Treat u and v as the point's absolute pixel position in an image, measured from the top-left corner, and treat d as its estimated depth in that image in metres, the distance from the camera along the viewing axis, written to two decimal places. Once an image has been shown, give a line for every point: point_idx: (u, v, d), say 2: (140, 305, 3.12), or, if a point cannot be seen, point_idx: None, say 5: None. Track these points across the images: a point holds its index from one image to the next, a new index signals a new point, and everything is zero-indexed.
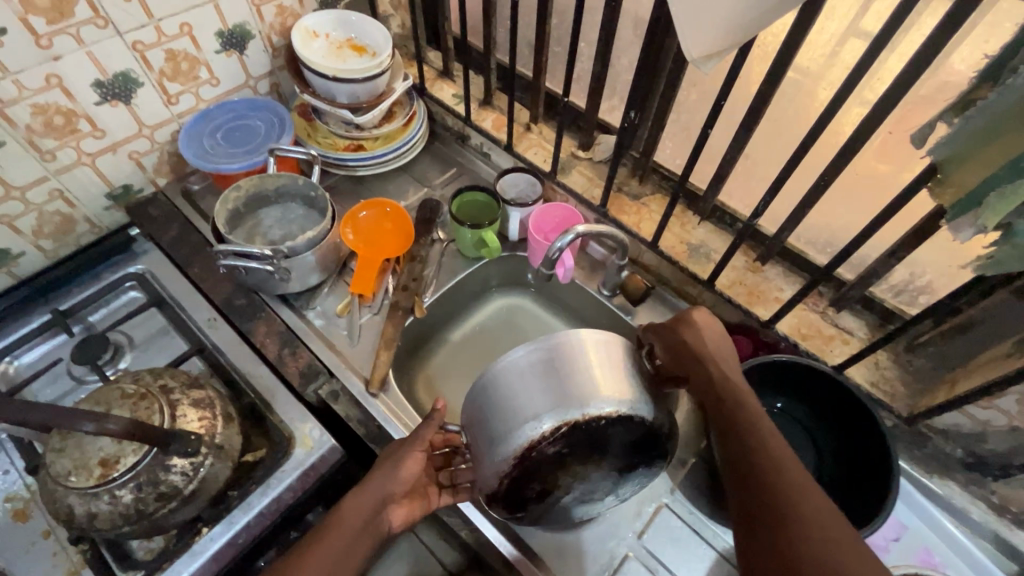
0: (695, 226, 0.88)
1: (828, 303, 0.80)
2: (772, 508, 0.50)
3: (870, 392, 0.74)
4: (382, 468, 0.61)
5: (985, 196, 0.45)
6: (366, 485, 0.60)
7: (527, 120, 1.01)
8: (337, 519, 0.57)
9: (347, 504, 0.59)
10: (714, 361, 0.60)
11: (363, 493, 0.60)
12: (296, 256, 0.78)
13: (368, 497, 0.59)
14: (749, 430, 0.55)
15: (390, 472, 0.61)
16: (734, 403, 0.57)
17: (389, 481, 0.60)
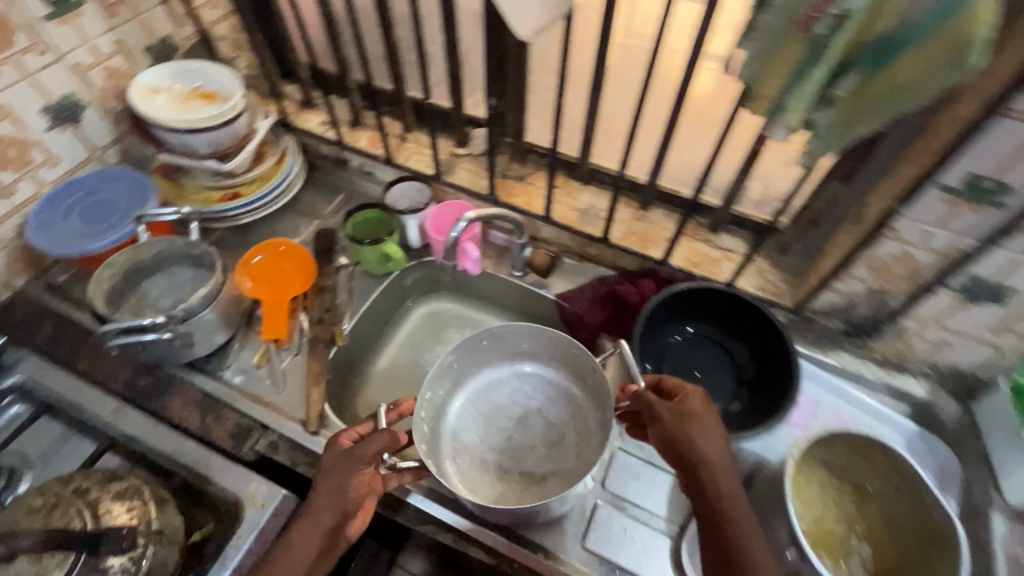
0: (580, 191, 0.94)
1: (708, 230, 0.89)
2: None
3: (760, 295, 0.84)
4: (329, 485, 0.60)
5: (786, 100, 0.53)
6: (314, 507, 0.59)
7: (400, 131, 1.02)
8: (286, 546, 0.58)
9: (296, 536, 0.58)
10: (692, 442, 0.59)
11: (314, 515, 0.59)
12: (193, 317, 0.74)
13: (315, 524, 0.59)
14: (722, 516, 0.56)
15: (338, 486, 0.60)
16: (707, 493, 0.58)
17: (340, 494, 0.60)
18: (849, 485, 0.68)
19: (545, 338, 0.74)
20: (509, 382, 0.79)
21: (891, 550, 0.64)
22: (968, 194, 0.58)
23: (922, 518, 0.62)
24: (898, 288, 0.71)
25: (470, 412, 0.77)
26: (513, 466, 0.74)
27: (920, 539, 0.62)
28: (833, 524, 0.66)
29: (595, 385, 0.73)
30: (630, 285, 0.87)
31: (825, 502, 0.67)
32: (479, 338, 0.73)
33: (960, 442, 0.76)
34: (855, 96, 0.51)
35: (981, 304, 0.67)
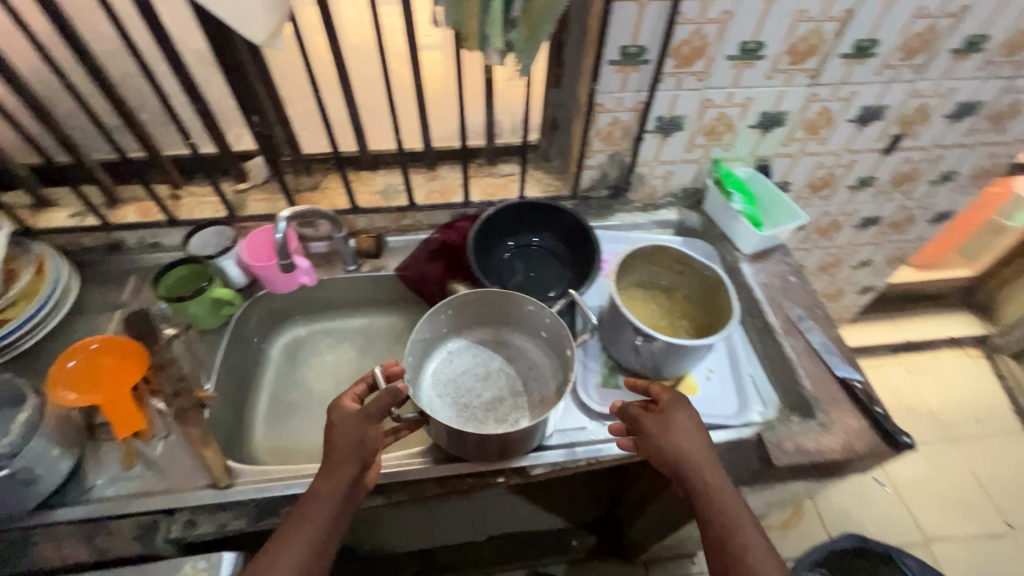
0: (373, 177, 1.03)
1: (489, 165, 1.06)
2: (724, 549, 0.65)
3: (547, 196, 1.03)
4: (344, 438, 0.66)
5: (485, 30, 0.70)
6: (334, 461, 0.66)
7: (170, 191, 0.99)
8: (314, 500, 0.65)
9: (321, 488, 0.65)
10: (672, 434, 0.69)
11: (336, 468, 0.66)
12: (24, 453, 0.65)
13: (338, 478, 0.65)
14: (702, 489, 0.67)
15: (354, 439, 0.66)
16: (689, 475, 0.68)
17: (358, 446, 0.66)
18: (654, 285, 0.91)
19: (493, 302, 0.86)
20: (470, 351, 0.89)
21: (696, 312, 0.89)
22: (626, 60, 0.82)
23: (702, 282, 0.87)
24: (625, 146, 0.96)
25: (441, 382, 0.85)
26: (488, 417, 0.82)
27: (706, 295, 0.87)
28: (659, 316, 0.90)
29: (547, 333, 0.86)
30: (450, 231, 0.99)
31: (646, 304, 0.90)
32: (446, 307, 0.83)
33: (708, 233, 1.06)
34: (527, 13, 0.69)
35: (672, 134, 0.95)
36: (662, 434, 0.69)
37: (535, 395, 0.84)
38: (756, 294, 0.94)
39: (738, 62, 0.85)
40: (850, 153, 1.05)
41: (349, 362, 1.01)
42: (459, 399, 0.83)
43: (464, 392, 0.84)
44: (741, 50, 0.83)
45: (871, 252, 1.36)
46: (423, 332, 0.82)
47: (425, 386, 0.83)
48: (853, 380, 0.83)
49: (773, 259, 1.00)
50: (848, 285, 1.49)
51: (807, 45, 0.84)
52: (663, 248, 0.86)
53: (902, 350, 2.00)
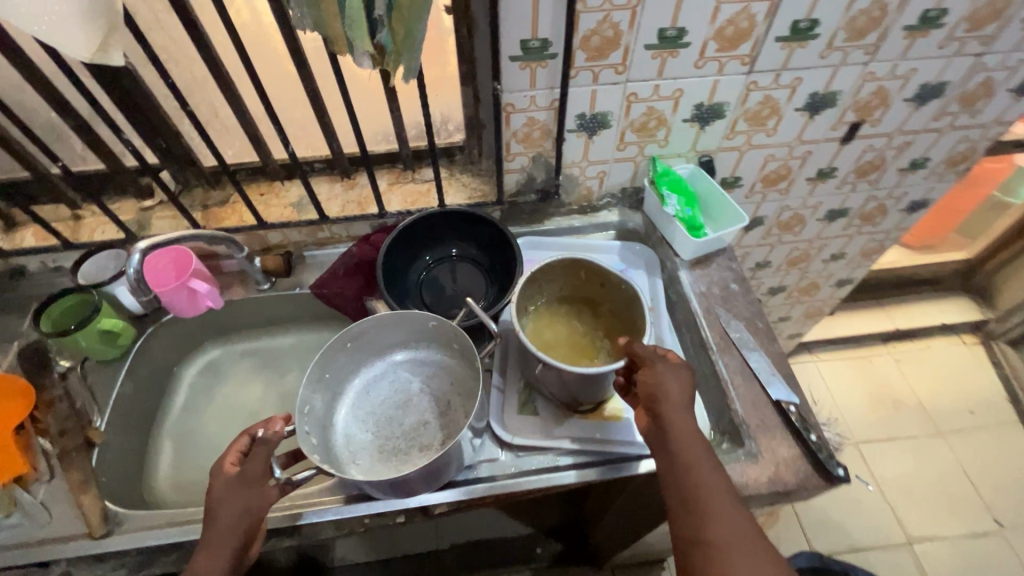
0: (286, 188, 0.97)
1: (410, 171, 0.98)
2: (692, 524, 0.58)
3: (471, 202, 0.96)
4: (224, 504, 0.59)
5: (349, 33, 0.62)
6: (216, 532, 0.58)
7: (71, 211, 0.94)
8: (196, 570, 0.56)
9: (200, 565, 0.57)
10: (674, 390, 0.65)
11: (219, 539, 0.58)
12: None
13: (220, 552, 0.58)
14: (684, 457, 0.61)
15: (235, 500, 0.60)
16: (676, 434, 0.62)
17: (240, 507, 0.60)
18: (576, 304, 0.84)
19: (391, 324, 0.77)
20: (386, 376, 0.81)
21: (620, 332, 0.80)
22: (529, 56, 0.74)
23: (623, 298, 0.79)
24: (547, 147, 0.88)
25: (355, 422, 0.78)
26: (411, 446, 0.75)
27: (626, 315, 0.79)
28: (581, 337, 0.82)
29: (462, 346, 0.78)
30: (364, 245, 0.93)
31: (568, 324, 0.83)
32: (340, 341, 0.75)
33: (649, 237, 0.98)
34: (394, 11, 0.61)
35: (597, 132, 0.86)
36: (659, 385, 0.65)
37: (462, 411, 0.77)
38: (692, 306, 0.87)
39: (659, 52, 0.76)
40: (803, 144, 0.95)
41: (267, 386, 0.96)
42: (380, 434, 0.77)
43: (383, 425, 0.78)
44: (659, 38, 0.74)
45: (843, 245, 1.27)
46: (316, 378, 0.73)
47: (337, 429, 0.76)
48: (790, 405, 0.75)
49: (715, 265, 0.92)
50: (822, 278, 1.39)
51: (735, 29, 0.75)
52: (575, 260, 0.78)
53: (893, 339, 1.90)
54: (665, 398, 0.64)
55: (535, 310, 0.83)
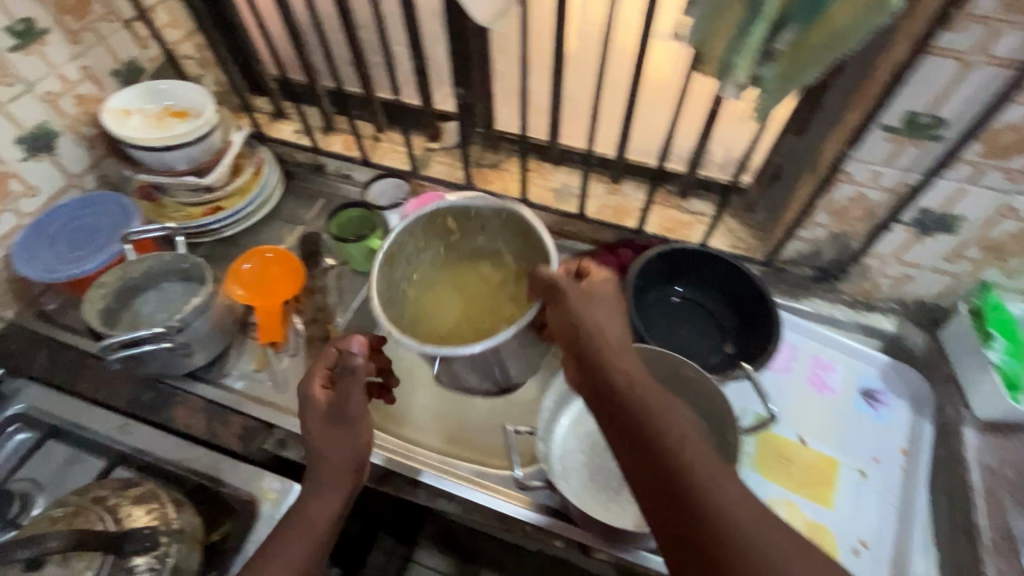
0: (553, 172, 0.98)
1: (678, 197, 0.93)
2: (672, 494, 0.49)
3: (733, 252, 0.88)
4: (331, 445, 0.66)
5: (732, 58, 0.57)
6: (327, 475, 0.65)
7: (374, 132, 1.05)
8: (263, 565, 0.60)
9: (311, 508, 0.64)
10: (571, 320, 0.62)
11: (331, 480, 0.65)
12: (190, 327, 0.76)
13: (323, 498, 0.64)
14: (664, 420, 0.52)
15: (340, 440, 0.66)
16: (628, 378, 0.56)
17: (344, 447, 0.66)
18: (443, 269, 0.83)
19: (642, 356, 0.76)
20: None
21: (496, 283, 0.81)
22: (909, 131, 0.63)
23: (507, 230, 0.79)
24: (857, 229, 0.76)
25: (573, 438, 0.76)
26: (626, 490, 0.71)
27: (520, 226, 0.76)
28: (491, 302, 0.80)
29: None
30: (608, 254, 0.89)
31: (497, 279, 0.81)
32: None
33: (929, 368, 0.81)
34: (794, 49, 0.55)
35: (932, 234, 0.72)
36: (588, 317, 0.61)
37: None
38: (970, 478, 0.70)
39: None
40: None
41: None
42: (596, 460, 0.74)
43: (601, 453, 0.75)
44: None
45: None
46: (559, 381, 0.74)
47: (557, 442, 0.75)
48: None
49: (1017, 440, 0.72)
50: None
51: None
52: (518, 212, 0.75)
53: None
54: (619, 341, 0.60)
55: (422, 269, 0.82)
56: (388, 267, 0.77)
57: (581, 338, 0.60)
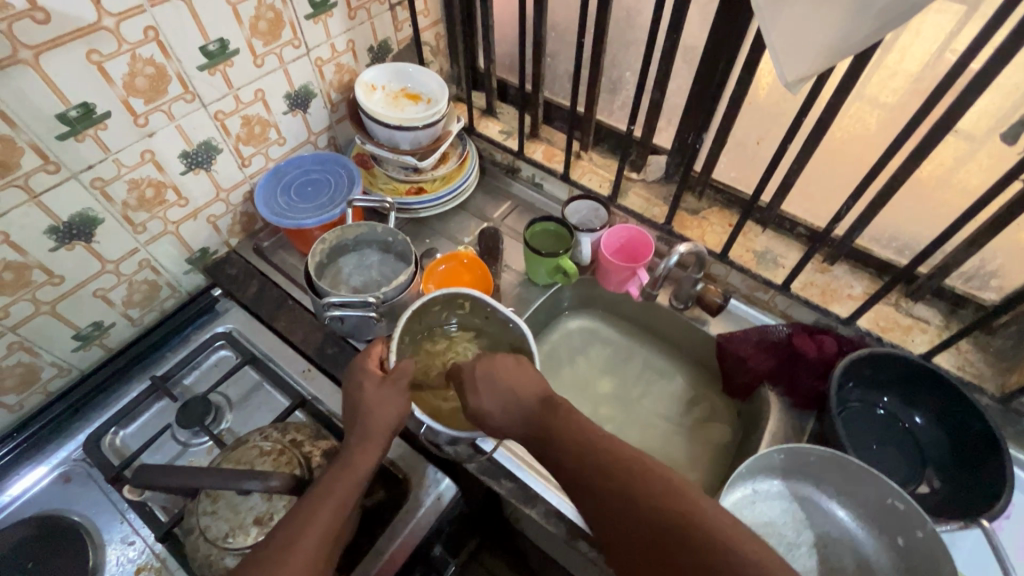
0: (758, 234, 0.92)
1: (900, 296, 0.84)
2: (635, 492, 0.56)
3: (958, 375, 0.77)
4: (375, 404, 0.62)
5: None
6: (365, 429, 0.61)
7: (577, 149, 1.05)
8: (311, 516, 0.55)
9: (356, 458, 0.59)
10: (514, 415, 0.65)
11: (369, 436, 0.61)
12: (389, 302, 0.80)
13: (375, 448, 0.60)
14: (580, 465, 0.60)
15: (385, 402, 0.62)
16: (564, 427, 0.63)
17: (390, 411, 0.62)
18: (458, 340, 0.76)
19: (813, 458, 0.68)
20: (765, 497, 0.70)
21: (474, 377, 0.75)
22: None
23: (509, 335, 0.74)
24: None
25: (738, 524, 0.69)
26: None
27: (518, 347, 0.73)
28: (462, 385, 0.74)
29: (888, 514, 0.66)
30: (807, 339, 0.82)
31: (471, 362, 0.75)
32: (777, 452, 0.69)
33: None
34: None
35: None
36: (505, 425, 0.65)
37: None
38: None
39: None
40: None
41: (619, 383, 0.97)
42: None
43: None
44: None
45: None
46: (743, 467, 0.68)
47: None
48: None
49: None
50: None
51: None
52: (478, 301, 0.73)
53: None
54: (544, 398, 0.66)
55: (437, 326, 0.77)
56: (411, 319, 0.71)
57: (520, 407, 0.65)
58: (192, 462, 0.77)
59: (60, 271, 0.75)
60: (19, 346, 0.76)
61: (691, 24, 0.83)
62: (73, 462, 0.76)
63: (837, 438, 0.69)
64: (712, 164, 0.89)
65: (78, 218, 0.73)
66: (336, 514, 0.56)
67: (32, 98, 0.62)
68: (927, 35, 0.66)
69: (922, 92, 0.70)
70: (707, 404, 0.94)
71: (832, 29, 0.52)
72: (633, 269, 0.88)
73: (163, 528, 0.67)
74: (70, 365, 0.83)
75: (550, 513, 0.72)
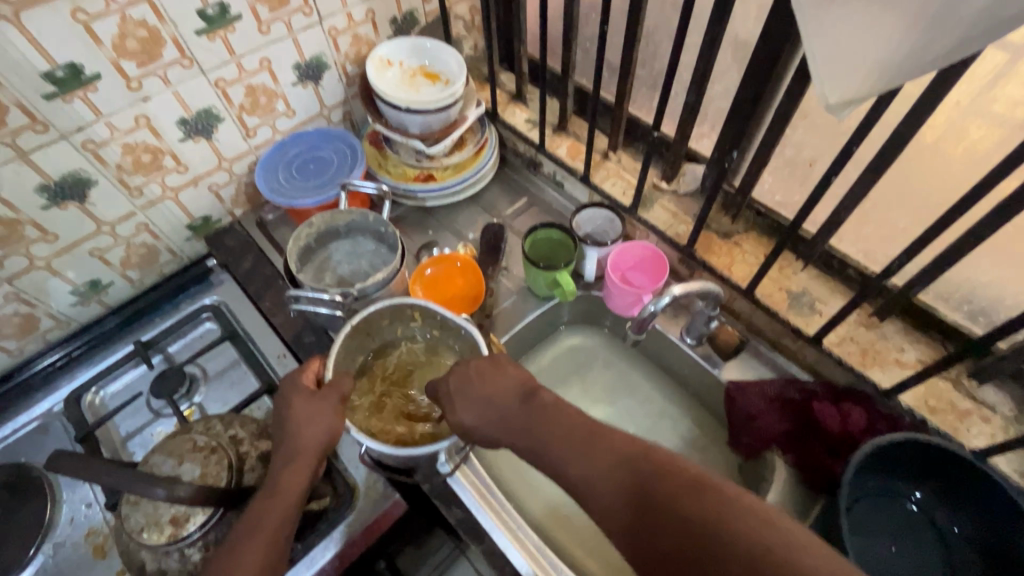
0: (798, 271, 0.78)
1: (964, 372, 0.68)
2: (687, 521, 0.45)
3: (1022, 485, 0.62)
4: (303, 422, 0.57)
5: None
6: (295, 447, 0.57)
7: (605, 148, 0.94)
8: (239, 551, 0.52)
9: (284, 481, 0.56)
10: (495, 423, 0.59)
11: (298, 455, 0.57)
12: (364, 299, 0.75)
13: (305, 469, 0.56)
14: (601, 490, 0.51)
15: (315, 418, 0.57)
16: (555, 426, 0.56)
17: (320, 429, 0.57)
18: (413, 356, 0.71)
19: None
20: None
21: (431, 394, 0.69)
22: None
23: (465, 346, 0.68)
24: None
25: None
26: None
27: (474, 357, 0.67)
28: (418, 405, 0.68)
29: None
30: (831, 407, 0.69)
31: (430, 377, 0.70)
32: None
33: None
34: None
35: None
36: (488, 431, 0.59)
37: None
38: None
39: None
40: None
41: (611, 414, 0.88)
42: None
43: None
44: None
45: None
46: None
47: None
48: None
49: None
50: None
51: None
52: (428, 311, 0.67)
53: None
54: (526, 396, 0.60)
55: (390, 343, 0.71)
56: (355, 334, 0.65)
57: (504, 411, 0.59)
58: (159, 432, 0.78)
59: (54, 229, 0.76)
60: (16, 297, 0.78)
61: (746, 15, 0.69)
62: (53, 415, 0.78)
63: (841, 538, 0.58)
64: (751, 183, 0.76)
65: (71, 178, 0.73)
66: (270, 545, 0.52)
67: (15, 56, 0.61)
68: None
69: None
70: (706, 454, 0.83)
71: (894, 42, 0.39)
72: (638, 295, 0.78)
73: (110, 498, 0.67)
74: (69, 318, 0.86)
75: (494, 552, 0.67)
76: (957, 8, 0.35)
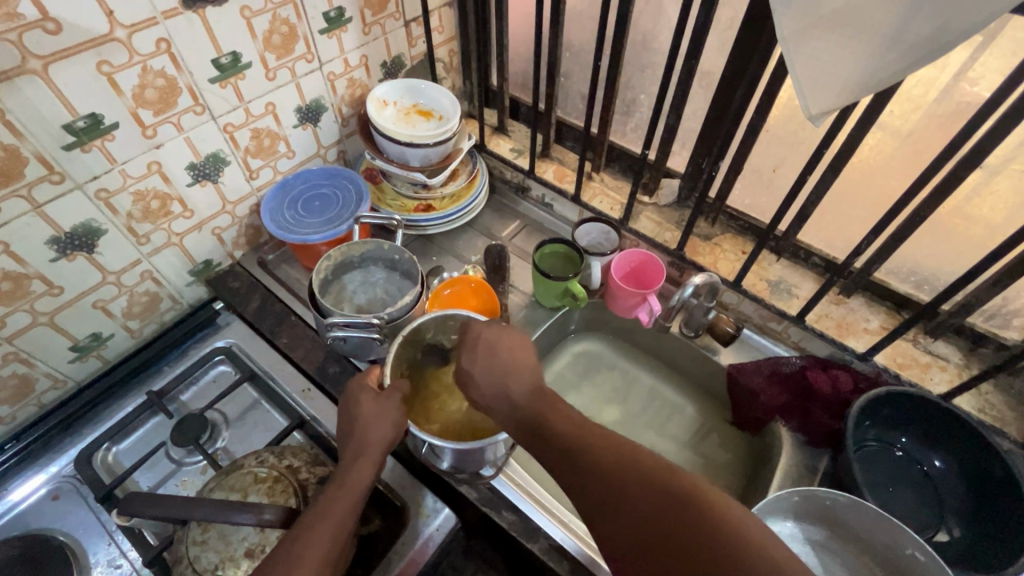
0: (772, 263, 0.91)
1: (919, 332, 0.82)
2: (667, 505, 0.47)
3: (980, 418, 0.75)
4: (371, 419, 0.61)
5: None
6: (361, 447, 0.60)
7: (589, 170, 1.05)
8: (310, 537, 0.52)
9: (352, 475, 0.58)
10: (496, 387, 0.63)
11: (365, 451, 0.60)
12: (395, 322, 0.78)
13: (370, 462, 0.59)
14: (584, 465, 0.53)
15: (382, 416, 0.61)
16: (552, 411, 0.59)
17: (385, 426, 0.61)
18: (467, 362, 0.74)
19: (831, 506, 0.66)
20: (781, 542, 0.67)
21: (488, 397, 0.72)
22: None
23: None
24: None
25: None
26: None
27: None
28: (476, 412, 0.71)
29: (908, 566, 0.63)
30: (821, 374, 0.79)
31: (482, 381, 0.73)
32: (793, 493, 0.67)
33: None
34: None
35: None
36: (492, 403, 0.63)
37: None
38: None
39: None
40: None
41: (624, 411, 0.94)
42: None
43: None
44: None
45: None
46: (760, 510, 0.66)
47: None
48: None
49: None
50: None
51: None
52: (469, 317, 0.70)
53: None
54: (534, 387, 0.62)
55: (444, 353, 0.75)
56: (404, 346, 0.70)
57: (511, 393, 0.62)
58: (184, 482, 0.75)
59: (59, 281, 0.73)
60: (14, 357, 0.74)
61: (710, 50, 0.82)
62: (64, 479, 0.75)
63: (853, 479, 0.67)
64: (726, 191, 0.89)
65: (82, 228, 0.72)
66: (337, 532, 0.54)
67: (38, 107, 0.61)
68: (952, 68, 0.67)
69: (930, 133, 0.73)
70: (715, 434, 0.91)
71: (861, 62, 0.50)
72: (643, 296, 0.85)
73: (150, 554, 0.64)
74: (66, 377, 0.82)
75: (551, 547, 0.70)
76: (906, 36, 0.47)
